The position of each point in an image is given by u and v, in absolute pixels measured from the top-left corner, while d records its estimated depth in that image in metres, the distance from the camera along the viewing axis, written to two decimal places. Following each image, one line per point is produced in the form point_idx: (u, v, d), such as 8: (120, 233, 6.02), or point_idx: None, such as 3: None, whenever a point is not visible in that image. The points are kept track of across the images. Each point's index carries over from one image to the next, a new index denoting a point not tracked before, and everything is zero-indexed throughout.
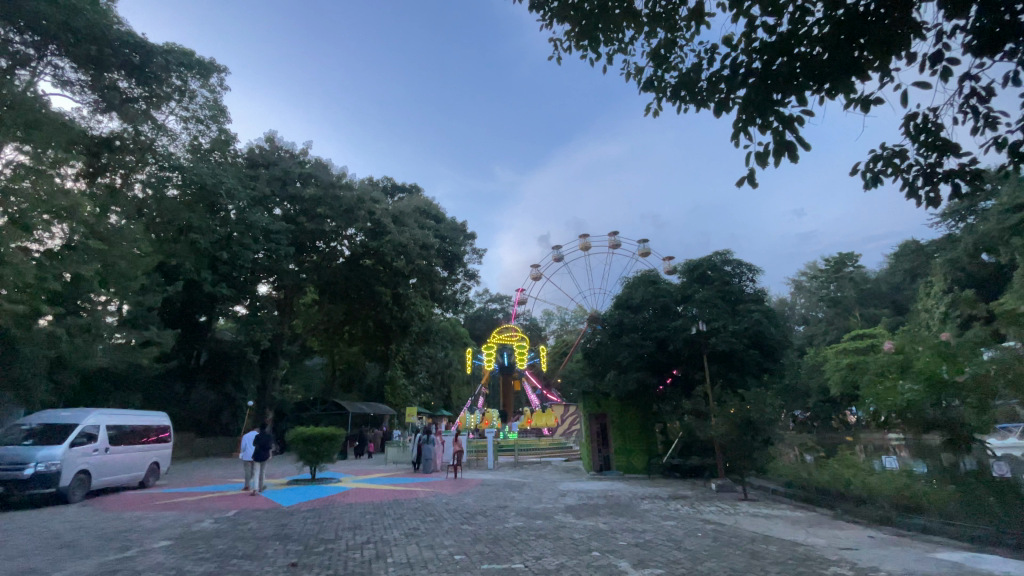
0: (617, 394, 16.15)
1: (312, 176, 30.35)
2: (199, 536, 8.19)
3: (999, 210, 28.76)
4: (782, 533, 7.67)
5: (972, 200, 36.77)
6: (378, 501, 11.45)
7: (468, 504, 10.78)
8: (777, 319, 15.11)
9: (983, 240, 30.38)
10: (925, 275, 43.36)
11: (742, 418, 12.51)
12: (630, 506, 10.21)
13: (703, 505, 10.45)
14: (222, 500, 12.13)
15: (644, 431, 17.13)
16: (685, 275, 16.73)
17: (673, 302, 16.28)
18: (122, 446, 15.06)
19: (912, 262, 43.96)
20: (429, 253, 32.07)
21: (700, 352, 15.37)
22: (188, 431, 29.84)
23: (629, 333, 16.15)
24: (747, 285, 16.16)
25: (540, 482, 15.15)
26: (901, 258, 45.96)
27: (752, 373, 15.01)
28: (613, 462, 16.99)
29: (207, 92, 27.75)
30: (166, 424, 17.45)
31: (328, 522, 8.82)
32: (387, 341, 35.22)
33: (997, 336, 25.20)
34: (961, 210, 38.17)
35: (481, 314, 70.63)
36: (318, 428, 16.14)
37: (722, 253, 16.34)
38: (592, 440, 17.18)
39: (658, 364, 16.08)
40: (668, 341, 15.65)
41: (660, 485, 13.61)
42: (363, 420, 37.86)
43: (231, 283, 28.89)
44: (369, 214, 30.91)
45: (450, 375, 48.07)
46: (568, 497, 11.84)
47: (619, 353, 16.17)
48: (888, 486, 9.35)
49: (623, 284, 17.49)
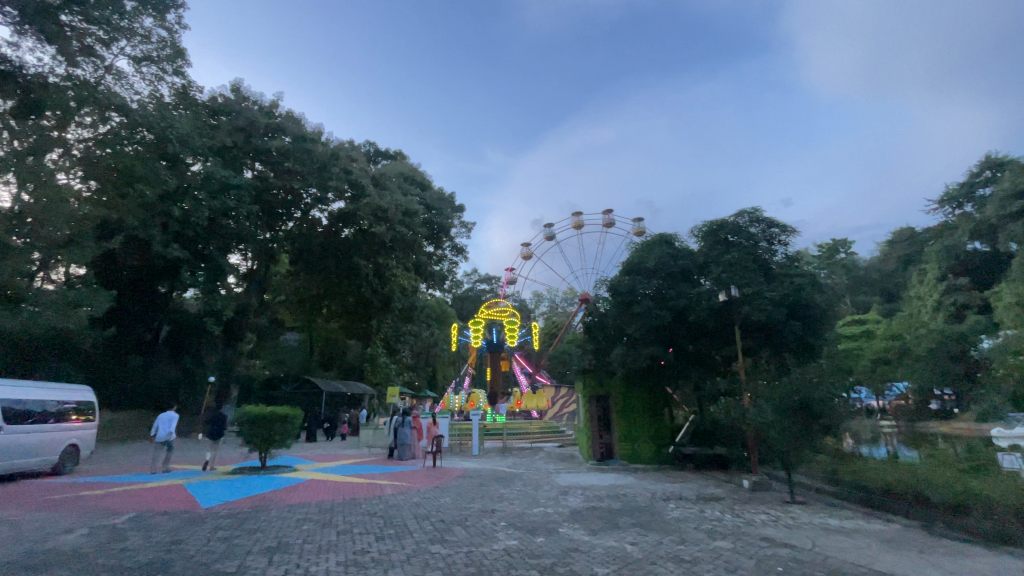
0: (625, 373, 13.79)
1: (281, 128, 27.08)
2: (48, 561, 5.64)
3: (1000, 197, 26.97)
4: (898, 569, 5.32)
5: (969, 186, 34.79)
6: (327, 502, 8.91)
7: (443, 508, 8.34)
8: (819, 286, 12.67)
9: (986, 225, 28.60)
10: (917, 263, 41.74)
11: (796, 401, 10.01)
12: (655, 513, 7.88)
13: (748, 512, 8.13)
14: (134, 497, 9.58)
15: (652, 416, 14.94)
16: (706, 238, 14.19)
17: (694, 268, 13.78)
18: (25, 426, 12.33)
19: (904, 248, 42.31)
20: (412, 220, 29.30)
21: (730, 323, 12.86)
22: (143, 409, 27.12)
23: (641, 301, 13.64)
24: (778, 248, 13.57)
25: (534, 474, 12.86)
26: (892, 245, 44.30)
27: (791, 349, 12.64)
28: (616, 450, 14.89)
29: (163, 30, 24.25)
30: (90, 401, 14.70)
31: (245, 540, 6.33)
32: (366, 316, 32.68)
33: (997, 325, 23.50)
34: (958, 196, 36.14)
35: (469, 295, 68.19)
36: (269, 408, 13.58)
37: (751, 210, 13.65)
38: (592, 426, 15.19)
39: (678, 339, 13.60)
40: (689, 312, 13.15)
41: (680, 481, 11.39)
42: (340, 400, 35.44)
43: (188, 246, 25.86)
44: (345, 172, 27.94)
45: (435, 355, 45.64)
46: (570, 496, 9.54)
47: (629, 325, 13.73)
48: (1000, 490, 7.18)
49: (633, 248, 14.95)
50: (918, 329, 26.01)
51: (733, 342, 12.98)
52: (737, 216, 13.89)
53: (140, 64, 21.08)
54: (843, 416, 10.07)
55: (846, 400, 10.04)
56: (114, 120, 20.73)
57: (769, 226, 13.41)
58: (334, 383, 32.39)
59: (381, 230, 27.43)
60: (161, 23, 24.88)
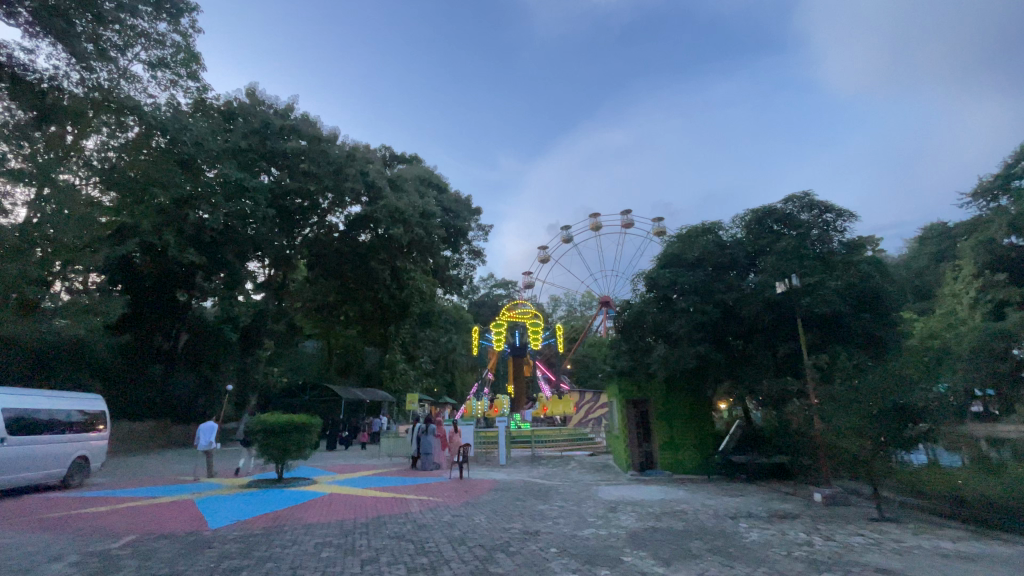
0: (669, 374, 12.63)
1: (296, 129, 26.51)
2: None
3: None
4: None
5: None
6: (348, 522, 7.91)
7: (481, 529, 7.30)
8: (888, 271, 11.35)
9: None
10: (953, 260, 39.29)
11: (886, 404, 8.63)
12: (731, 536, 6.77)
13: (838, 534, 7.01)
14: (138, 517, 8.71)
15: (697, 421, 13.75)
16: (752, 226, 12.99)
17: (742, 258, 12.58)
18: (33, 437, 11.70)
19: (938, 245, 39.90)
20: (429, 223, 28.59)
21: (786, 317, 11.62)
22: (163, 418, 26.72)
23: (685, 296, 12.49)
24: (835, 234, 12.26)
25: (573, 486, 11.80)
26: (924, 242, 41.86)
27: (857, 345, 11.37)
28: (657, 459, 13.71)
29: (178, 35, 23.93)
30: (101, 410, 14.04)
31: (256, 572, 5.37)
32: (385, 322, 31.91)
33: None
34: None
35: (486, 300, 67.31)
36: (286, 416, 12.72)
37: (802, 194, 12.44)
38: (630, 433, 14.02)
39: (726, 335, 12.36)
40: (739, 306, 11.94)
41: (740, 495, 10.21)
42: (359, 407, 34.70)
43: (204, 252, 25.41)
44: (362, 174, 27.32)
45: (453, 361, 44.78)
46: (620, 514, 8.43)
47: (673, 322, 12.57)
48: None
49: (671, 241, 13.85)
50: (965, 328, 24.11)
51: (791, 338, 11.73)
52: (786, 202, 12.70)
53: (155, 69, 20.56)
54: (942, 421, 8.65)
55: (945, 402, 8.61)
56: (133, 128, 19.97)
57: (824, 210, 12.17)
58: (354, 390, 31.66)
59: (399, 232, 26.71)
60: (176, 28, 24.58)
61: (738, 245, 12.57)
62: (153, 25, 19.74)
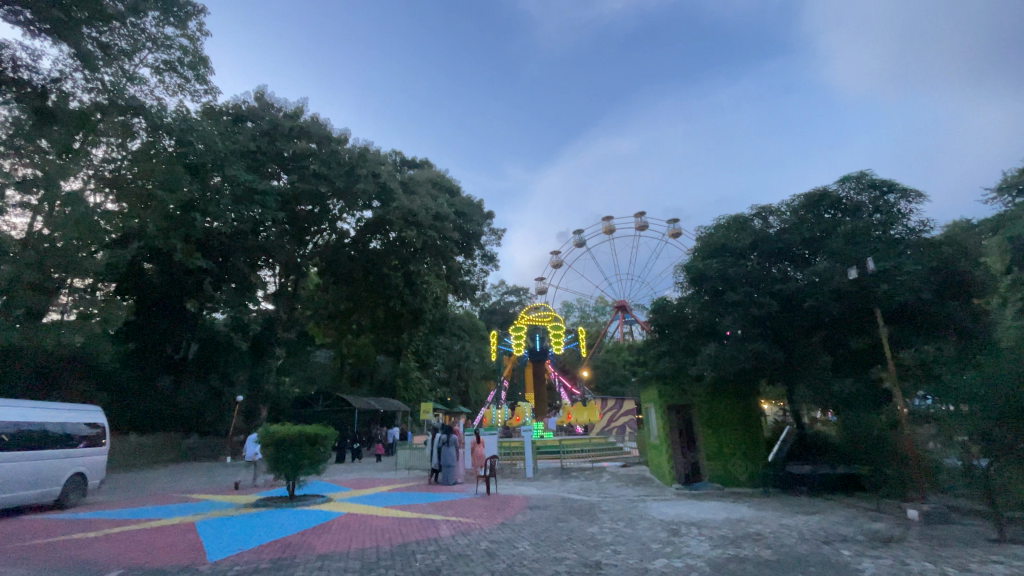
0: (718, 376, 11.41)
1: (305, 131, 25.74)
2: None
3: None
4: None
5: None
6: (373, 551, 6.73)
7: (532, 561, 6.09)
8: (975, 254, 9.99)
9: None
10: None
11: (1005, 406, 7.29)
12: (845, 569, 5.50)
13: (971, 565, 5.73)
14: (134, 547, 7.61)
15: (748, 428, 12.49)
16: (805, 210, 11.74)
17: (798, 245, 11.34)
18: (25, 452, 10.72)
19: None
20: (443, 225, 27.72)
21: (855, 308, 10.39)
22: (173, 431, 25.83)
23: (736, 289, 11.27)
24: (905, 213, 10.90)
25: (618, 502, 10.57)
26: None
27: (939, 338, 10.04)
28: (704, 470, 12.44)
29: (186, 38, 23.28)
30: (100, 423, 13.05)
31: None
32: (397, 329, 30.89)
33: None
34: None
35: (498, 308, 66.07)
36: (298, 428, 11.63)
37: (859, 175, 11.27)
38: (673, 442, 12.78)
39: (785, 331, 11.11)
40: (802, 297, 10.67)
41: (817, 514, 8.91)
42: (372, 418, 33.64)
43: (213, 257, 24.62)
44: (373, 175, 26.47)
45: (467, 369, 43.57)
46: (688, 538, 7.20)
47: (723, 317, 11.33)
48: None
49: (712, 230, 12.71)
50: None
51: (862, 332, 10.43)
52: (841, 184, 11.51)
53: (162, 72, 19.77)
54: None
55: None
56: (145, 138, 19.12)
57: (887, 189, 10.95)
58: (368, 400, 30.62)
59: (412, 235, 25.84)
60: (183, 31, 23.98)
61: (793, 230, 11.37)
62: (159, 28, 18.94)
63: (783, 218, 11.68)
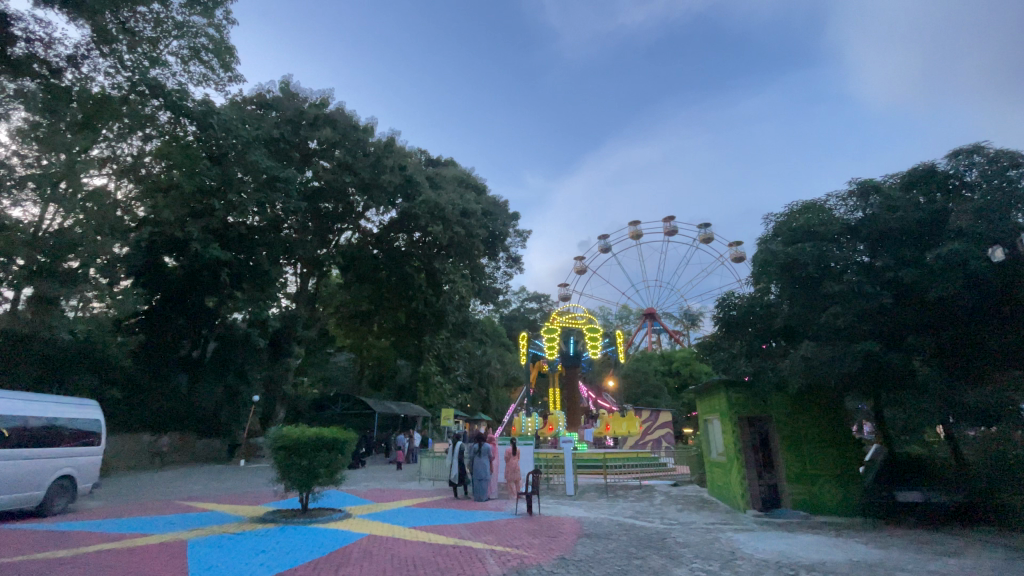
0: (808, 381, 9.54)
1: (329, 119, 24.51)
2: None
3: None
4: None
5: None
6: None
7: None
8: None
9: None
10: None
11: None
12: None
13: None
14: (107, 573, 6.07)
15: (838, 448, 10.54)
16: (910, 188, 9.80)
17: (906, 230, 9.43)
18: (3, 451, 9.39)
19: None
20: (470, 222, 26.30)
21: (989, 300, 8.59)
22: (186, 431, 24.70)
23: (831, 280, 9.45)
24: None
25: (693, 533, 8.74)
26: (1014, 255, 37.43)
27: None
28: (784, 494, 10.54)
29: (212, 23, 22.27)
30: (96, 420, 11.72)
31: None
32: (419, 331, 29.49)
33: None
34: None
35: (519, 314, 64.12)
36: (314, 431, 10.11)
37: (975, 147, 9.28)
38: (746, 461, 10.87)
39: (897, 329, 9.26)
40: (921, 288, 8.83)
41: (965, 558, 6.93)
42: (391, 424, 32.16)
43: (232, 249, 23.53)
44: (399, 168, 25.27)
45: (488, 375, 41.90)
46: None
47: (820, 313, 9.52)
48: None
49: (793, 214, 10.86)
50: None
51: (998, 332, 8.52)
52: (948, 158, 9.55)
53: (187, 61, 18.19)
54: None
55: None
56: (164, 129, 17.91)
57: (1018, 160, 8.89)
58: (388, 403, 29.24)
59: (437, 230, 24.48)
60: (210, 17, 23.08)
61: (900, 210, 9.44)
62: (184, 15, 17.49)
63: (884, 197, 9.76)
